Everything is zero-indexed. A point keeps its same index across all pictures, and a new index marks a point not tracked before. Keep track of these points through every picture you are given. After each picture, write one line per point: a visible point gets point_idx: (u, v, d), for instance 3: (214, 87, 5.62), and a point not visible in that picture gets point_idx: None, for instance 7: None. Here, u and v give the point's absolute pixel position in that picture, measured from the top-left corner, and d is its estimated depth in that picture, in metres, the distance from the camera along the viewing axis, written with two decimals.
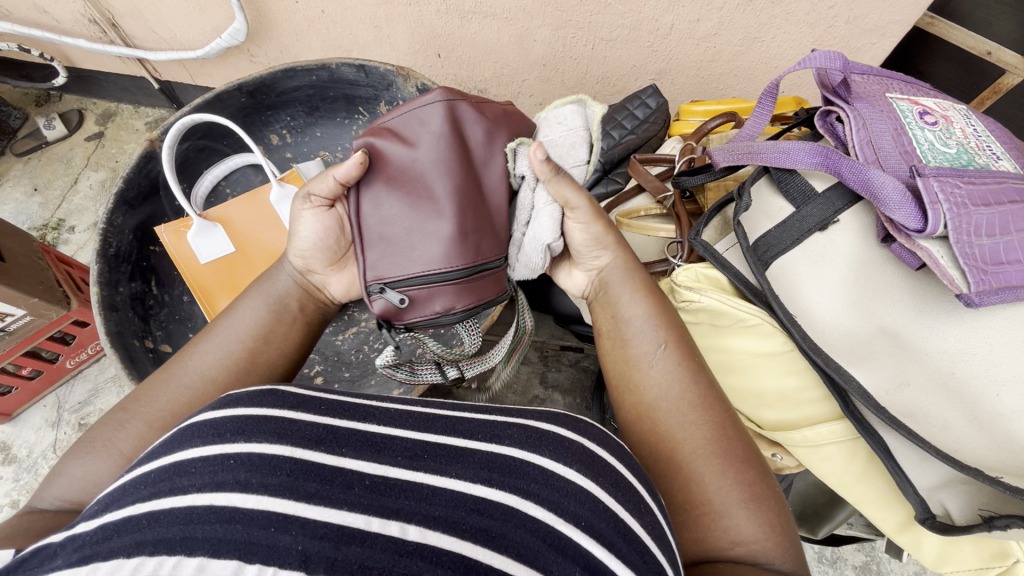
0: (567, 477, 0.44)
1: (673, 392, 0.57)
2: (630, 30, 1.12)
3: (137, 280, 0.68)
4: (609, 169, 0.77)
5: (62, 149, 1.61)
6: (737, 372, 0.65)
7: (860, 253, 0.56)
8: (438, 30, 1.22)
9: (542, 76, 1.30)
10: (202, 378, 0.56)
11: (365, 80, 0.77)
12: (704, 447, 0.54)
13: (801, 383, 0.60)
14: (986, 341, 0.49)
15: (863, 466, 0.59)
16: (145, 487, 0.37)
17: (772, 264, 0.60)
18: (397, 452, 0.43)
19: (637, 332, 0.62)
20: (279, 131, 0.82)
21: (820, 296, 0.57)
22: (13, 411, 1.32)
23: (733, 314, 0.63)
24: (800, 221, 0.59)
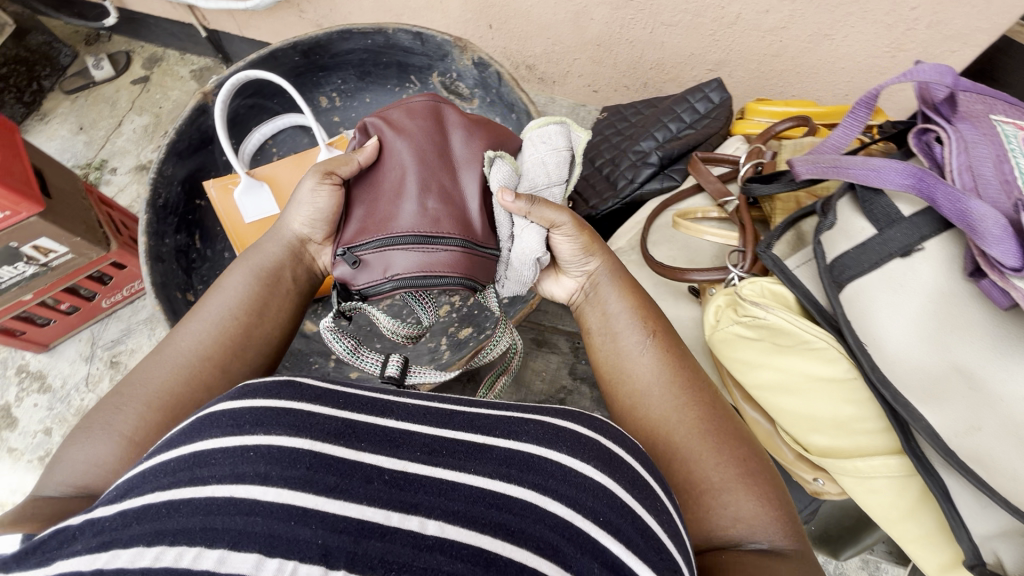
0: (585, 473, 0.43)
1: (659, 377, 0.57)
2: (693, 15, 1.07)
3: (182, 232, 0.69)
4: (666, 164, 0.72)
5: (108, 90, 1.63)
6: (787, 393, 0.59)
7: (943, 288, 0.53)
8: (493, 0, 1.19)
9: (594, 57, 1.26)
10: (204, 360, 0.56)
11: (420, 49, 0.76)
12: (696, 427, 0.53)
13: (859, 412, 0.56)
14: None
15: (914, 502, 0.54)
16: (163, 478, 0.36)
17: (847, 285, 0.56)
18: (417, 448, 0.42)
19: (617, 322, 0.62)
20: (329, 93, 0.81)
21: (893, 324, 0.54)
22: (50, 341, 1.37)
23: (798, 334, 0.57)
24: (881, 244, 0.56)
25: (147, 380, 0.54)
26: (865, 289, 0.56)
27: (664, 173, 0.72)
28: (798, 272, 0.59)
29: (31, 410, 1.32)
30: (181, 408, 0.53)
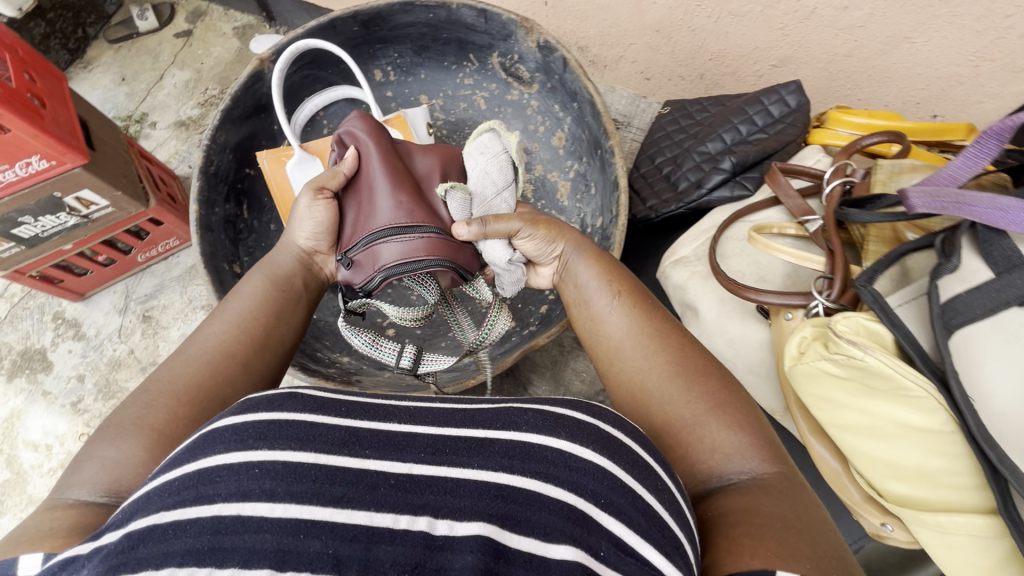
0: (585, 457, 0.41)
1: (630, 330, 0.55)
2: (764, 7, 1.01)
3: (231, 202, 0.68)
4: (738, 171, 0.66)
5: (151, 41, 1.61)
6: (870, 434, 0.52)
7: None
8: None
9: (651, 43, 1.21)
10: (219, 353, 0.55)
11: (483, 26, 0.72)
12: (669, 374, 0.52)
13: (952, 466, 0.48)
14: None
15: (996, 566, 0.48)
16: (171, 499, 0.35)
17: (956, 332, 0.47)
18: (419, 449, 0.41)
19: (588, 280, 0.60)
20: (384, 67, 0.78)
21: (1005, 375, 0.44)
22: (86, 291, 1.36)
23: (896, 379, 0.50)
24: (1000, 291, 0.45)
25: (165, 375, 0.53)
26: (979, 335, 0.45)
27: (735, 181, 0.67)
28: (898, 311, 0.51)
29: (66, 355, 1.33)
30: (200, 398, 0.51)
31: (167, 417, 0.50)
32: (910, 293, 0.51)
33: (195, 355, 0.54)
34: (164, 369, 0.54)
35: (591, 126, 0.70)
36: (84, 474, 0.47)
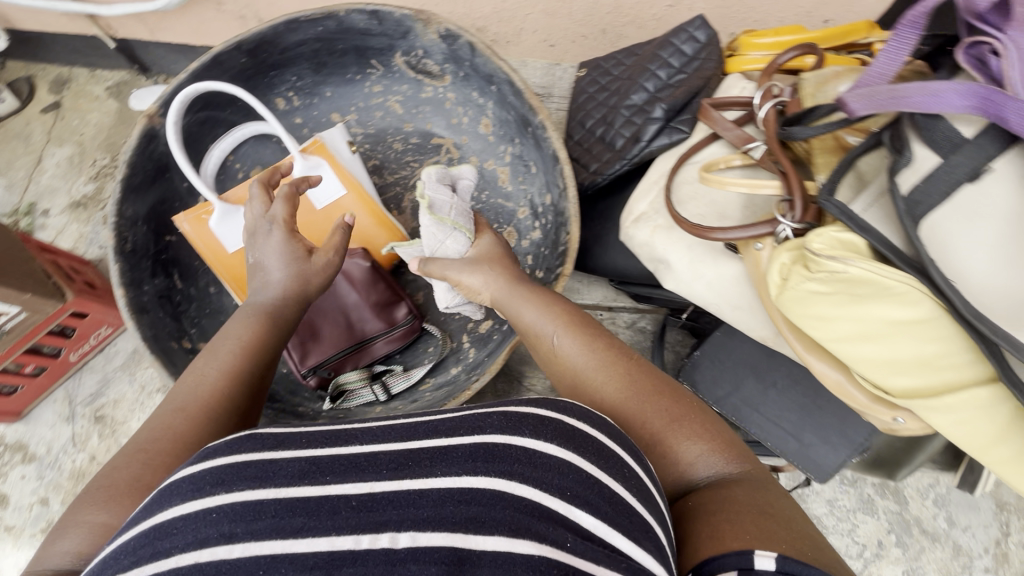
0: (546, 453, 0.37)
1: (592, 358, 0.51)
2: None
3: (160, 275, 0.64)
4: (671, 117, 0.67)
5: (17, 123, 1.45)
6: (871, 340, 0.53)
7: (1023, 207, 0.47)
8: None
9: (548, 9, 1.16)
10: (194, 397, 0.46)
11: (378, 28, 0.69)
12: (633, 398, 0.48)
13: (944, 349, 0.51)
14: None
15: (1005, 422, 0.50)
16: (121, 565, 0.31)
17: (924, 221, 0.50)
18: (382, 468, 0.36)
19: (537, 314, 0.56)
20: (285, 93, 0.74)
21: (973, 258, 0.48)
22: (22, 409, 1.20)
23: (881, 282, 0.50)
24: (949, 173, 0.48)
25: (155, 431, 0.44)
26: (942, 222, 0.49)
27: (671, 127, 0.67)
28: (865, 216, 0.52)
29: (20, 482, 1.17)
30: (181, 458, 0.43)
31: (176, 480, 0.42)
32: (873, 198, 0.52)
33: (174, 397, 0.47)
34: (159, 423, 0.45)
35: (515, 106, 0.67)
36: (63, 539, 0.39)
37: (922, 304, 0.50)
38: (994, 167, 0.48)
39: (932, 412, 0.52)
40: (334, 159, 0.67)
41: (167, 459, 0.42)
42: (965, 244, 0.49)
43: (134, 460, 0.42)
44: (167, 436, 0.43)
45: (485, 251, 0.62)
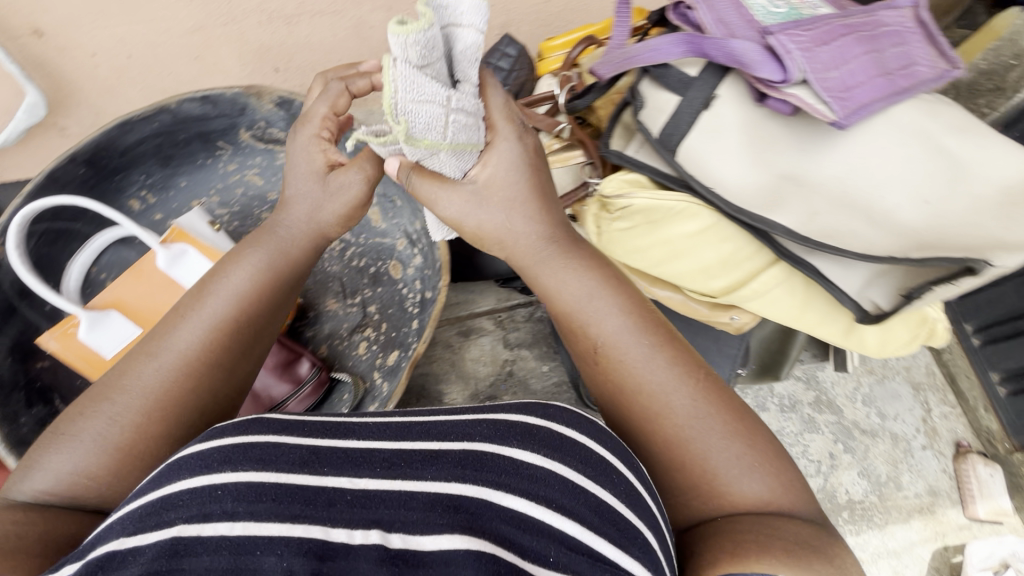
0: (533, 465, 0.47)
1: (664, 378, 0.54)
2: None
3: (36, 403, 0.70)
4: None
5: None
6: (679, 257, 0.72)
7: (744, 118, 0.69)
8: (269, 43, 1.15)
9: None
10: (173, 371, 0.54)
11: (214, 111, 0.72)
12: (693, 421, 0.52)
13: (733, 246, 0.70)
14: (861, 157, 0.66)
15: (804, 295, 0.71)
16: (134, 529, 0.39)
17: (679, 148, 0.69)
18: (378, 464, 0.47)
19: (607, 309, 0.57)
20: (138, 193, 0.76)
21: (725, 168, 0.68)
22: None
23: (664, 206, 0.70)
24: (689, 106, 0.69)
25: (143, 375, 0.54)
26: (694, 144, 0.69)
27: None
28: (639, 156, 0.72)
29: None
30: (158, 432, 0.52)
31: (141, 437, 0.52)
32: (639, 142, 0.72)
33: (163, 358, 0.54)
34: (146, 368, 0.54)
35: None
36: (35, 478, 0.50)
37: (702, 215, 0.69)
38: (716, 94, 0.69)
39: (751, 300, 0.72)
40: (197, 240, 0.72)
41: (138, 415, 0.52)
42: (714, 158, 0.68)
43: (115, 401, 0.53)
44: (145, 390, 0.53)
45: (520, 163, 0.58)
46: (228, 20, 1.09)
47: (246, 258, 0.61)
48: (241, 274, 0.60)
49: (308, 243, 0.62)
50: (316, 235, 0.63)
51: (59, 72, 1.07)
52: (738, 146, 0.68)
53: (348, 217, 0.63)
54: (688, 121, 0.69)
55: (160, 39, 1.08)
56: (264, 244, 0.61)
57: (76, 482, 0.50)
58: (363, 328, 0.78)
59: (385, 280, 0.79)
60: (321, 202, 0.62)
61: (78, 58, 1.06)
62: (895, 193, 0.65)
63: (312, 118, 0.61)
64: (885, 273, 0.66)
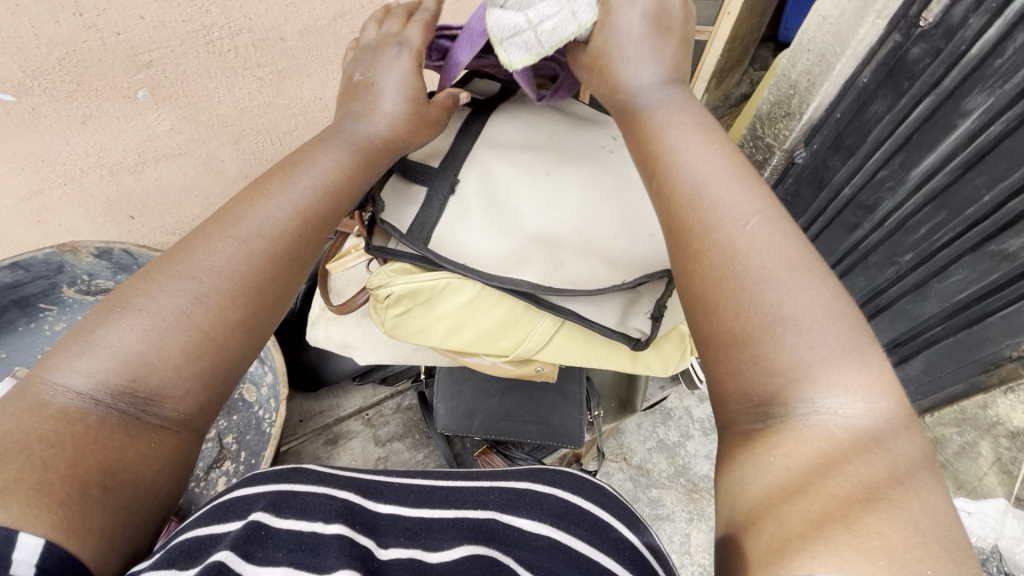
0: (539, 535, 0.50)
1: (744, 209, 0.44)
2: (303, 114, 1.22)
3: None
4: None
5: None
6: (462, 329, 0.72)
7: (482, 198, 0.73)
8: (115, 194, 1.15)
9: None
10: (227, 277, 0.48)
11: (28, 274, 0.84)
12: (760, 261, 0.42)
13: (505, 308, 0.71)
14: (592, 207, 0.71)
15: (585, 340, 0.74)
16: (179, 559, 0.40)
17: (431, 236, 0.71)
18: (404, 534, 0.49)
19: (687, 142, 0.50)
20: None
21: (476, 244, 0.70)
22: None
23: (427, 287, 0.69)
24: (437, 193, 0.73)
25: (221, 255, 0.48)
26: (446, 227, 0.72)
27: None
28: (399, 249, 0.72)
29: None
30: (210, 353, 0.46)
31: (222, 322, 0.47)
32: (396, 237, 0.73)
33: (246, 232, 0.50)
34: (227, 249, 0.49)
35: None
36: (86, 363, 0.42)
37: (467, 287, 0.70)
38: (460, 181, 0.74)
39: (535, 354, 0.74)
40: None
41: (222, 299, 0.47)
42: (464, 235, 0.71)
43: (201, 280, 0.47)
44: (217, 272, 0.48)
45: (637, 32, 0.57)
46: (68, 181, 1.08)
47: (335, 150, 0.59)
48: (327, 163, 0.57)
49: (383, 144, 0.62)
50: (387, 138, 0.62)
51: None
52: (481, 223, 0.71)
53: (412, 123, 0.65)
54: (438, 206, 0.72)
55: None
56: (348, 139, 0.60)
57: (144, 364, 0.43)
58: (222, 460, 0.90)
59: (240, 406, 0.93)
60: (411, 118, 0.64)
61: None
62: (622, 235, 0.70)
63: (411, 49, 0.66)
64: (633, 303, 0.72)
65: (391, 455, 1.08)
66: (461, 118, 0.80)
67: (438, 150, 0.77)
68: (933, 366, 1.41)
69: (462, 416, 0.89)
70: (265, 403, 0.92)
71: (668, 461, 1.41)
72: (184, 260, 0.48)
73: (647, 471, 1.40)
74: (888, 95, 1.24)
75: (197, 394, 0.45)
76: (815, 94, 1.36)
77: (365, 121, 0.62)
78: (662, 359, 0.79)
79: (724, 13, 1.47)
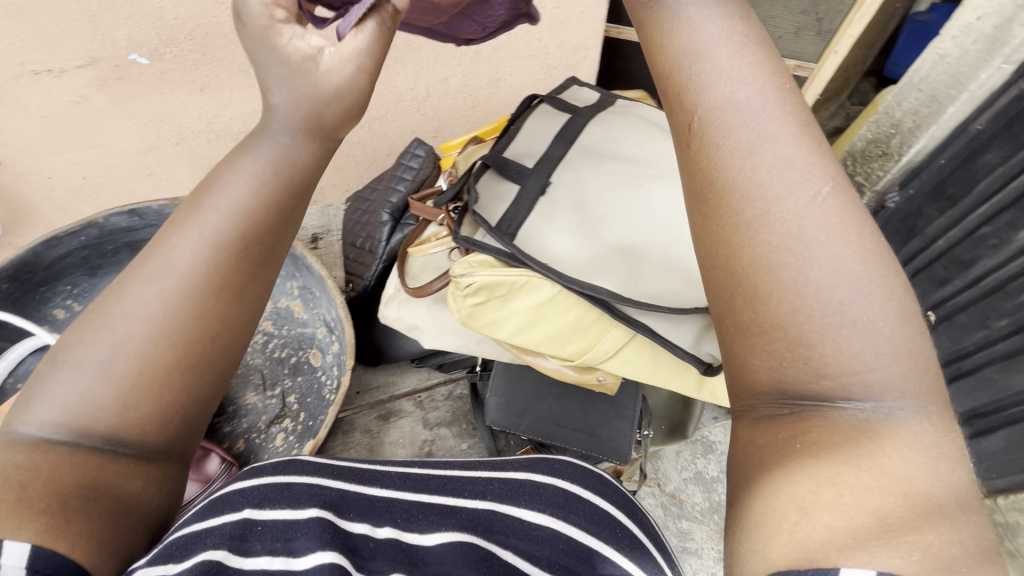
0: (540, 525, 0.51)
1: (800, 167, 0.34)
2: (394, 103, 1.26)
3: None
4: (400, 218, 1.03)
5: None
6: (533, 326, 0.73)
7: (574, 199, 0.75)
8: (217, 158, 1.24)
9: (336, 165, 1.36)
10: (151, 324, 0.39)
11: (138, 222, 0.89)
12: (816, 240, 0.33)
13: (580, 312, 0.71)
14: (678, 226, 0.72)
15: (653, 355, 0.73)
16: (182, 549, 0.40)
17: (518, 233, 0.72)
18: (397, 518, 0.50)
19: (735, 68, 0.36)
20: (63, 303, 0.92)
21: (560, 244, 0.72)
22: None
23: (508, 281, 0.70)
24: (528, 192, 0.75)
25: (138, 302, 0.39)
26: (532, 225, 0.73)
27: (403, 223, 1.03)
28: (485, 241, 0.73)
29: None
30: (161, 396, 0.40)
31: (164, 363, 0.39)
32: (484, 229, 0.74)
33: (160, 277, 0.40)
34: (141, 292, 0.40)
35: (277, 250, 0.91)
36: (41, 408, 0.39)
37: (544, 287, 0.70)
38: (552, 182, 0.77)
39: (600, 363, 0.74)
40: None
41: (154, 344, 0.39)
42: (550, 235, 0.72)
43: (117, 328, 0.39)
44: (144, 320, 0.39)
45: None
46: (180, 141, 1.17)
47: (245, 161, 0.42)
48: (237, 181, 0.42)
49: (306, 149, 0.43)
50: (308, 132, 0.42)
51: (14, 196, 1.13)
52: (570, 224, 0.73)
53: (339, 125, 0.43)
54: (528, 205, 0.74)
55: (113, 161, 1.16)
56: (261, 146, 0.42)
57: (88, 413, 0.39)
58: (283, 418, 0.94)
59: (305, 370, 0.97)
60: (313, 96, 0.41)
61: (33, 183, 1.13)
62: None
63: None
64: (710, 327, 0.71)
65: (438, 441, 1.11)
66: (561, 122, 0.84)
67: (535, 152, 0.80)
68: (1016, 445, 1.28)
69: (512, 413, 0.90)
70: (328, 370, 0.95)
71: (704, 495, 1.37)
72: (101, 306, 0.40)
73: (679, 502, 1.35)
74: (1004, 146, 1.14)
75: (158, 426, 0.40)
76: (920, 136, 1.31)
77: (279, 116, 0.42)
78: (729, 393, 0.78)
79: (830, 51, 1.30)
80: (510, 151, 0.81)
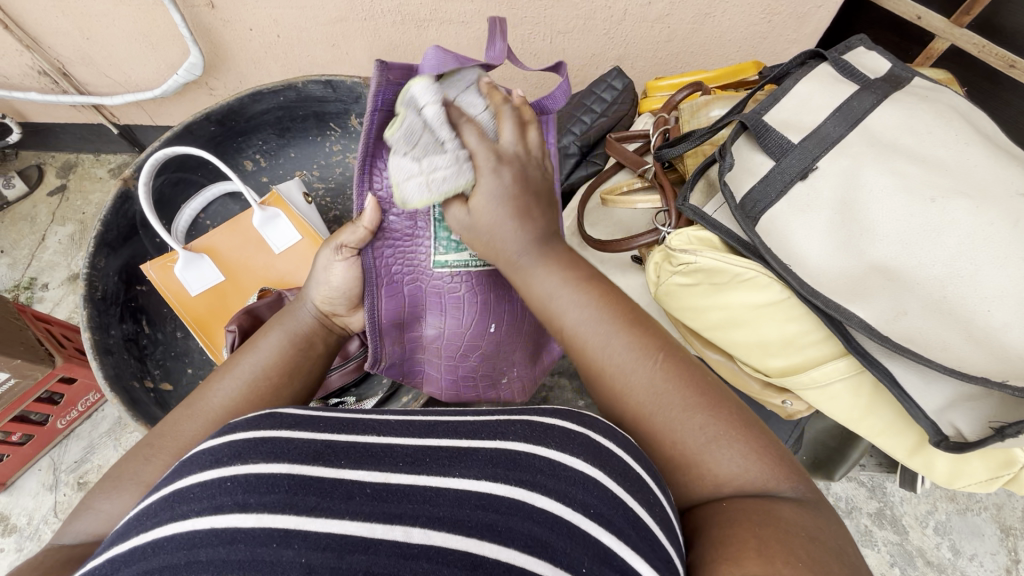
0: (573, 467, 0.42)
1: (630, 358, 0.53)
2: (586, 20, 1.11)
3: (128, 320, 0.91)
4: (587, 153, 1.05)
5: (25, 206, 1.58)
6: (741, 325, 0.73)
7: (842, 197, 0.65)
8: (396, 42, 1.21)
9: (505, 76, 1.29)
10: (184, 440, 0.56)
11: (331, 94, 0.92)
12: (671, 413, 0.51)
13: (801, 328, 0.69)
14: (971, 263, 0.59)
15: (871, 400, 0.69)
16: (147, 520, 0.36)
17: (760, 218, 0.68)
18: (402, 460, 0.41)
19: (562, 300, 0.56)
20: (253, 156, 1.01)
21: (810, 242, 0.66)
22: (6, 479, 1.22)
23: (730, 270, 0.70)
24: (782, 173, 0.68)
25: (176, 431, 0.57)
26: (781, 212, 0.68)
27: (589, 160, 1.05)
28: (716, 216, 0.73)
29: None
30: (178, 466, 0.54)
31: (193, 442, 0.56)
32: (718, 202, 0.73)
33: (201, 413, 0.58)
34: (178, 424, 0.58)
35: None
36: (84, 522, 0.52)
37: (772, 289, 0.68)
38: (816, 167, 0.67)
39: (807, 389, 0.71)
40: (289, 209, 0.90)
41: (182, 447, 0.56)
42: (797, 233, 0.67)
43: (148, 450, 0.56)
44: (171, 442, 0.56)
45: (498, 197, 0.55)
46: (366, 18, 1.14)
47: (270, 330, 0.67)
48: (262, 344, 0.65)
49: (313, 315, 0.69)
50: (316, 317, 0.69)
51: (218, 38, 1.21)
52: (828, 227, 0.65)
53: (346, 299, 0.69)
54: (780, 189, 0.68)
55: (305, 25, 1.18)
56: (283, 321, 0.68)
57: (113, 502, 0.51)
58: None
59: None
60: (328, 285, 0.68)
61: (235, 31, 1.19)
62: (1008, 308, 0.56)
63: None
64: (971, 397, 0.61)
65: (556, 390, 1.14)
66: (847, 94, 0.70)
67: (803, 125, 0.70)
68: None
69: None
70: None
71: None
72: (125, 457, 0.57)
73: None
74: None
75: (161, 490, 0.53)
76: None
77: (316, 310, 0.70)
78: (951, 471, 0.70)
79: None
80: (771, 116, 0.72)
